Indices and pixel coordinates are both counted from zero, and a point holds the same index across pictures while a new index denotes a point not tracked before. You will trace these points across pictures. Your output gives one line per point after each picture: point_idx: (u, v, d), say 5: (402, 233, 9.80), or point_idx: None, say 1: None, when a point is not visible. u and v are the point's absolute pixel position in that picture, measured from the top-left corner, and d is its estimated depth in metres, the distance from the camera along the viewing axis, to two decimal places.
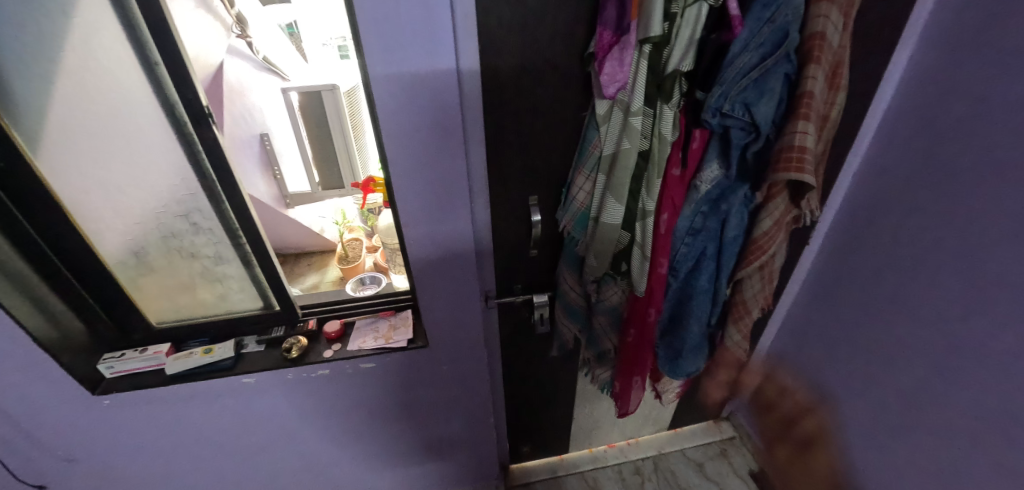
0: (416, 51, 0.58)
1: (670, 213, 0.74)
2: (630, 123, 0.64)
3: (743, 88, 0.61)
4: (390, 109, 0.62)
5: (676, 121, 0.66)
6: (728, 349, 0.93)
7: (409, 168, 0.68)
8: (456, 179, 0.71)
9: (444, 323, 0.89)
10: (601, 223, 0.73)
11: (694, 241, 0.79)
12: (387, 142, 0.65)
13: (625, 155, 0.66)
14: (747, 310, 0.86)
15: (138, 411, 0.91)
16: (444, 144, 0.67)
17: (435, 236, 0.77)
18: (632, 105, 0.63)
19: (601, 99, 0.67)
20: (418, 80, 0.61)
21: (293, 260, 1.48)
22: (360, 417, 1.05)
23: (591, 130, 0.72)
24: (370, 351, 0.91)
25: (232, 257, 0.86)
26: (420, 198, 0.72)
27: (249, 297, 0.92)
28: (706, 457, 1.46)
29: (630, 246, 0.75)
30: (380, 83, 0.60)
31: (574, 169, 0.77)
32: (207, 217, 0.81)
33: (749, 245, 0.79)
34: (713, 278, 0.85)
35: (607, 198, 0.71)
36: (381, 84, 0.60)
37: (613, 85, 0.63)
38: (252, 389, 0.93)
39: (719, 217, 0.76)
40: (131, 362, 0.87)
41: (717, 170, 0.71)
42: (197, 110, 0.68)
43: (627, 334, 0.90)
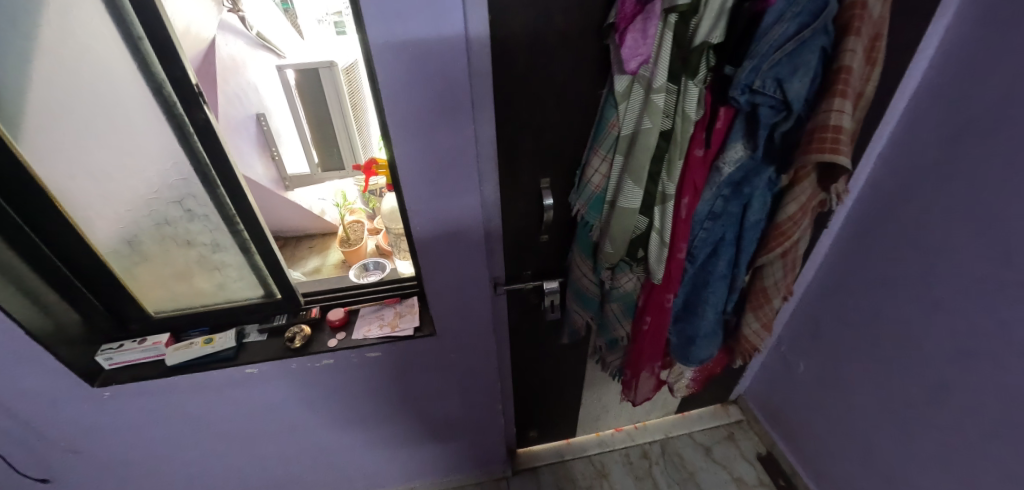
0: (418, 22, 0.54)
1: (692, 197, 0.69)
2: (651, 101, 0.59)
3: (776, 61, 0.56)
4: (391, 88, 0.58)
5: (702, 98, 0.61)
6: (746, 338, 0.90)
7: (412, 150, 0.64)
8: (463, 161, 0.67)
9: (450, 311, 0.87)
10: (618, 208, 0.69)
11: (713, 226, 0.75)
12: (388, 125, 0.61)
13: (646, 135, 0.61)
14: (767, 299, 0.83)
15: (138, 402, 0.89)
16: (448, 124, 0.63)
17: (440, 222, 0.73)
18: (653, 82, 0.58)
19: (620, 75, 0.62)
20: (419, 56, 0.56)
21: (293, 243, 1.44)
22: (366, 405, 1.04)
23: (609, 107, 0.67)
24: (375, 340, 0.89)
25: (230, 244, 0.83)
26: (426, 182, 0.68)
27: (249, 284, 0.89)
28: (714, 441, 1.46)
29: (648, 231, 0.72)
30: (381, 59, 0.55)
31: (590, 149, 0.72)
32: (201, 204, 0.77)
33: (771, 230, 0.76)
34: (731, 264, 0.81)
35: (625, 181, 0.67)
36: (381, 60, 0.56)
37: (635, 60, 0.58)
38: (254, 380, 0.91)
39: (741, 201, 0.72)
40: (130, 353, 0.85)
41: (742, 151, 0.66)
42: (186, 89, 0.63)
43: (641, 320, 0.87)
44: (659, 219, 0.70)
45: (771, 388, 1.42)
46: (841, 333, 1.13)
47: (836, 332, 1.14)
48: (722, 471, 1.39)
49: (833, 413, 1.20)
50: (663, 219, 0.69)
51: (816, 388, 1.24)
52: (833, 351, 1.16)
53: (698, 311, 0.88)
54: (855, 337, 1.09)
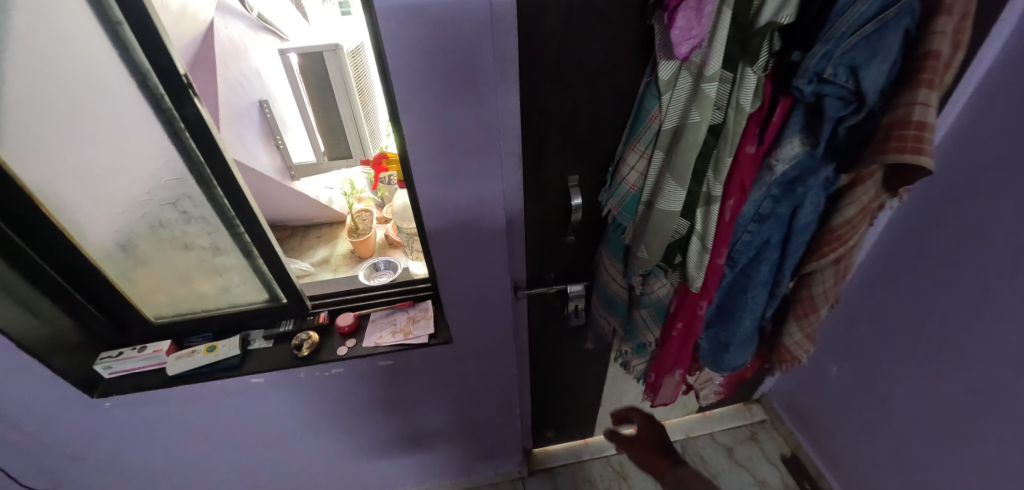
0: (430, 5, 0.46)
1: (740, 198, 0.62)
2: (700, 91, 0.52)
3: (854, 45, 0.47)
4: (401, 81, 0.51)
5: (761, 88, 0.53)
6: (786, 347, 0.83)
7: (425, 150, 0.58)
8: (481, 161, 0.61)
9: (466, 316, 0.82)
10: (656, 210, 0.62)
11: (759, 229, 0.68)
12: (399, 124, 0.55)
13: (693, 130, 0.54)
14: (814, 308, 0.75)
15: (142, 411, 0.86)
16: (466, 121, 0.56)
17: (456, 226, 0.68)
18: (705, 70, 0.50)
19: (666, 61, 0.54)
20: (432, 44, 0.49)
21: (302, 232, 1.41)
22: (378, 410, 1.00)
23: (650, 97, 0.59)
24: (387, 348, 0.84)
25: (231, 247, 0.78)
26: (441, 183, 0.62)
27: (252, 288, 0.84)
28: (736, 442, 1.41)
29: (689, 235, 0.65)
30: (391, 48, 0.49)
31: (625, 144, 0.65)
32: (198, 205, 0.71)
33: (823, 234, 0.68)
34: (775, 269, 0.74)
35: (665, 180, 0.60)
36: (391, 50, 0.49)
37: (687, 44, 0.49)
38: (262, 387, 0.88)
39: (793, 202, 0.64)
40: (129, 362, 0.82)
41: (799, 147, 0.58)
42: (173, 81, 0.56)
43: (673, 327, 0.81)
44: (701, 222, 0.63)
45: (799, 389, 1.36)
46: (879, 337, 1.05)
47: (872, 336, 1.06)
48: (745, 474, 1.34)
49: (866, 420, 1.14)
50: (707, 223, 0.62)
51: (849, 392, 1.17)
52: (869, 356, 1.09)
53: (735, 317, 0.82)
54: (893, 342, 1.02)
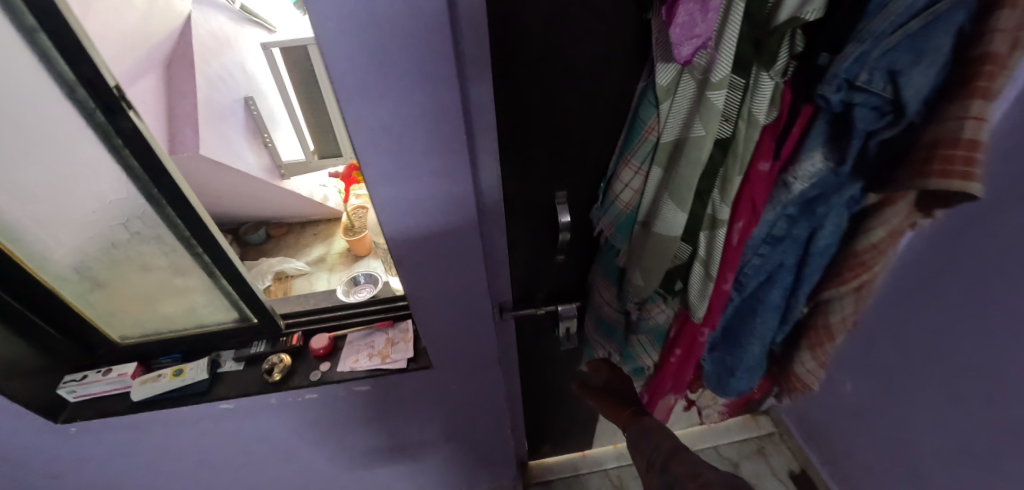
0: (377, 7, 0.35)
1: (750, 220, 0.54)
2: (706, 102, 0.43)
3: (894, 46, 0.38)
4: (347, 96, 0.41)
5: (779, 96, 0.45)
6: (797, 374, 0.75)
7: (384, 172, 0.49)
8: (450, 186, 0.52)
9: (445, 343, 0.75)
10: (653, 233, 0.55)
11: (772, 251, 0.60)
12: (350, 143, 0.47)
13: (697, 145, 0.46)
14: (829, 337, 0.67)
15: (111, 435, 0.82)
16: (431, 144, 0.47)
17: (425, 254, 0.59)
18: (711, 75, 0.42)
19: (665, 64, 0.45)
20: (381, 55, 0.39)
21: (299, 228, 1.40)
22: (360, 433, 0.95)
23: (647, 106, 0.50)
24: (364, 373, 0.78)
25: (192, 267, 0.72)
26: (407, 209, 0.53)
27: (220, 309, 0.79)
28: (742, 456, 1.35)
29: (690, 261, 0.58)
30: (331, 58, 0.38)
31: (619, 157, 0.57)
32: (150, 225, 0.66)
33: (844, 258, 0.60)
34: (789, 292, 0.67)
35: (664, 201, 0.52)
36: (332, 62, 0.39)
37: (691, 44, 0.40)
38: (233, 413, 0.82)
39: (812, 223, 0.56)
40: (94, 386, 0.77)
41: (822, 164, 0.49)
42: (104, 93, 0.51)
43: (672, 353, 0.74)
44: (704, 247, 0.55)
45: (810, 403, 1.28)
46: (895, 356, 0.97)
47: (891, 352, 0.98)
48: None
49: (882, 442, 1.06)
50: (711, 249, 0.54)
51: (864, 412, 1.09)
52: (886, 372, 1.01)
53: (742, 342, 0.75)
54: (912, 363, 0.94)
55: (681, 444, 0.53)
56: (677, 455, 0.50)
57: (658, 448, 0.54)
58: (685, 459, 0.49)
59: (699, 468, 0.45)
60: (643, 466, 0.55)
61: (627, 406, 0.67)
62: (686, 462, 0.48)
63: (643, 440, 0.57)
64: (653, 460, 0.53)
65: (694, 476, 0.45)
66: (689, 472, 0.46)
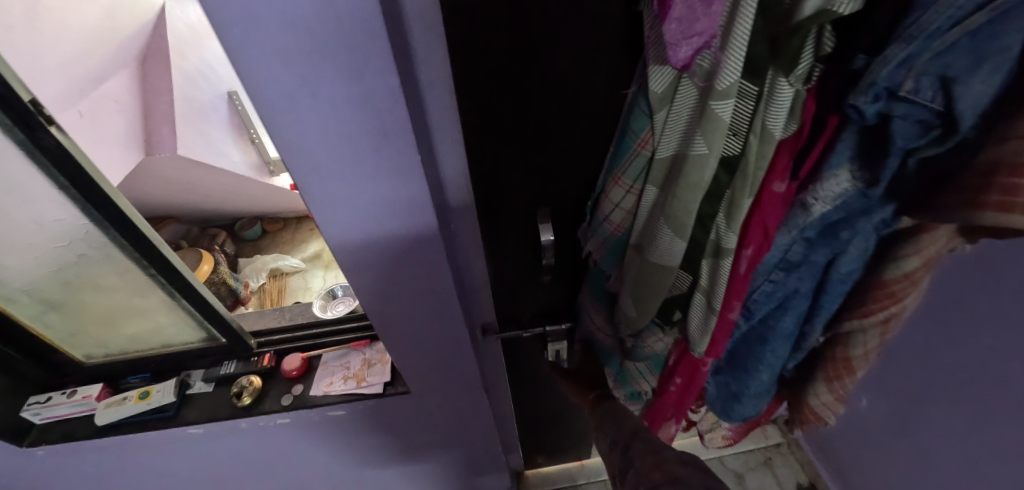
0: (290, 10, 0.27)
1: (762, 247, 0.47)
2: (709, 115, 0.36)
3: (947, 46, 0.29)
4: (270, 117, 0.34)
5: (800, 106, 0.37)
6: (810, 407, 0.69)
7: (325, 201, 0.41)
8: (409, 215, 0.44)
9: (421, 371, 0.68)
10: (648, 261, 0.48)
11: (786, 278, 0.54)
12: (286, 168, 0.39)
13: (698, 166, 0.38)
14: (849, 371, 0.61)
15: (77, 460, 0.78)
16: (380, 170, 0.39)
17: (388, 283, 0.52)
18: (716, 83, 0.34)
19: (660, 67, 0.37)
20: (303, 66, 0.31)
21: (294, 224, 1.54)
22: (340, 456, 0.89)
23: (638, 115, 0.42)
24: (338, 397, 0.72)
25: (150, 288, 0.67)
26: (362, 238, 0.46)
27: (186, 328, 0.74)
28: (747, 467, 1.29)
29: (691, 290, 0.51)
30: (243, 74, 0.31)
31: (607, 174, 0.49)
32: (96, 246, 0.60)
33: (870, 286, 0.54)
34: (804, 319, 0.60)
35: (659, 226, 0.45)
36: (246, 77, 0.31)
37: (691, 44, 0.32)
38: (203, 438, 0.77)
39: (833, 249, 0.49)
40: (59, 407, 0.72)
41: (848, 184, 0.42)
42: (16, 104, 0.44)
43: (671, 382, 0.66)
44: (706, 277, 0.48)
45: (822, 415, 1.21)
46: (912, 383, 0.87)
47: (900, 376, 0.88)
48: None
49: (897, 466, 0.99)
50: (714, 280, 0.47)
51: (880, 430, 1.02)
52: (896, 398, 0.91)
53: (750, 369, 0.68)
54: (925, 392, 0.84)
55: (642, 426, 0.51)
56: (638, 433, 0.49)
57: (621, 427, 0.52)
58: (645, 439, 0.47)
59: (658, 447, 0.44)
60: (604, 449, 0.52)
61: (590, 390, 0.64)
62: (648, 443, 0.46)
63: (604, 421, 0.55)
64: (614, 440, 0.51)
65: (652, 452, 0.44)
66: (648, 449, 0.44)
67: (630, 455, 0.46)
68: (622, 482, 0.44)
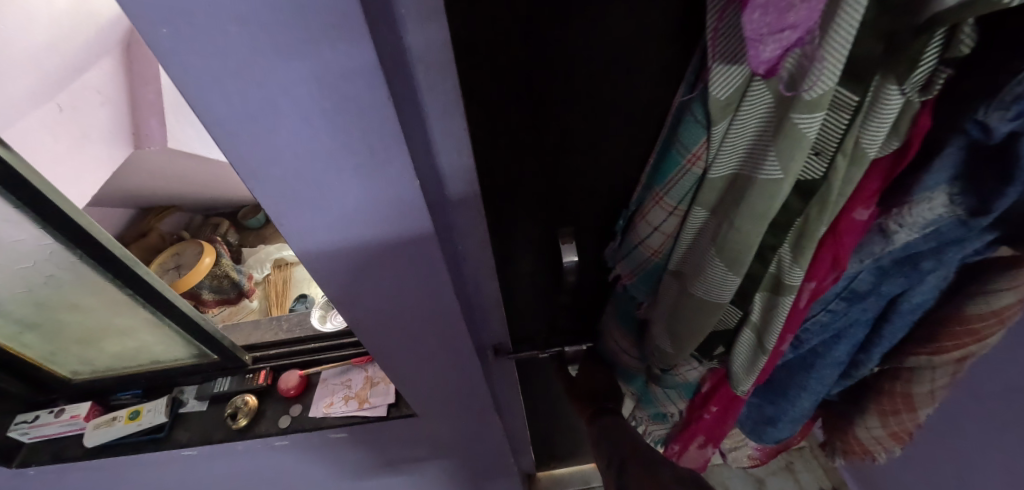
0: (233, 2, 0.20)
1: (828, 281, 0.39)
2: (789, 133, 0.28)
3: None
4: (226, 136, 0.27)
5: (909, 120, 0.29)
6: (858, 438, 0.64)
7: (305, 231, 0.35)
8: (408, 245, 0.37)
9: (429, 395, 0.62)
10: (692, 295, 0.40)
11: (848, 307, 0.46)
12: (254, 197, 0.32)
13: (766, 192, 0.31)
14: (911, 408, 0.55)
15: (71, 479, 0.74)
16: (372, 196, 0.32)
17: (384, 315, 0.46)
18: (801, 94, 0.26)
19: (726, 67, 0.28)
20: (262, 76, 0.24)
21: None
22: (343, 475, 0.84)
23: (692, 126, 0.34)
24: (339, 420, 0.67)
25: (132, 305, 0.63)
26: (354, 269, 0.39)
27: (175, 344, 0.70)
28: (768, 472, 1.24)
29: (739, 328, 0.44)
30: (186, 90, 0.24)
31: (645, 189, 0.42)
32: (63, 266, 0.57)
33: (944, 317, 0.46)
34: (860, 347, 0.53)
35: (709, 257, 0.37)
36: (190, 92, 0.24)
37: (781, 39, 0.24)
38: (199, 460, 0.72)
39: (909, 279, 0.42)
40: (46, 428, 0.68)
41: (944, 211, 0.34)
42: None
43: (705, 410, 0.59)
44: (759, 313, 0.41)
45: None
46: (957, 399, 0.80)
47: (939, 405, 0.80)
48: None
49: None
50: (767, 319, 0.40)
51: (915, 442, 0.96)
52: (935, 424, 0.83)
53: (790, 395, 0.61)
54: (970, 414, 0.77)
55: (644, 444, 0.45)
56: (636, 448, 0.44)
57: (618, 445, 0.46)
58: (644, 458, 0.41)
59: (656, 466, 0.38)
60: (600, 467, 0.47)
61: (589, 404, 0.59)
62: (647, 461, 0.40)
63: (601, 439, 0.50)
64: (610, 458, 0.45)
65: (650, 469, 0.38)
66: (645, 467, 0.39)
67: (625, 475, 0.40)
68: None
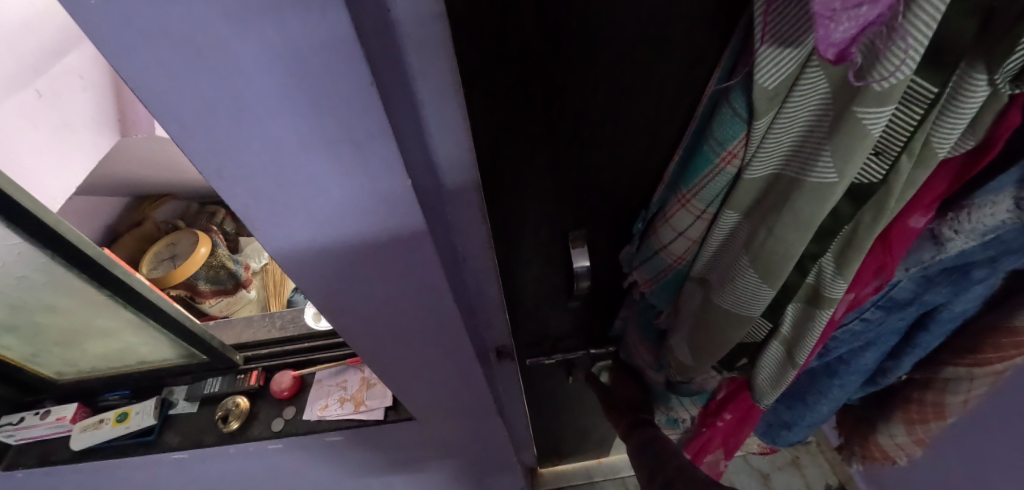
0: None
1: (867, 291, 0.37)
2: (848, 132, 0.24)
3: None
4: (182, 129, 0.23)
5: (991, 119, 0.25)
6: (879, 445, 0.60)
7: (286, 236, 0.31)
8: (402, 248, 0.34)
9: (429, 401, 0.59)
10: (720, 307, 0.39)
11: (882, 316, 0.43)
12: (229, 202, 0.28)
13: (812, 201, 0.28)
14: (940, 417, 0.51)
15: (60, 481, 0.72)
16: (361, 197, 0.28)
17: (375, 324, 0.43)
18: (869, 84, 0.22)
19: (780, 51, 0.24)
20: (216, 58, 0.20)
21: None
22: (341, 476, 0.82)
23: (728, 121, 0.30)
24: (334, 424, 0.64)
25: (116, 306, 0.60)
26: (341, 274, 0.36)
27: (162, 345, 0.67)
28: (774, 467, 1.22)
29: (766, 341, 0.42)
30: (141, 90, 0.21)
31: (669, 190, 0.38)
32: (38, 268, 0.54)
33: (985, 328, 0.42)
34: (888, 355, 0.49)
35: (740, 268, 0.35)
36: (147, 93, 0.21)
37: (857, 17, 0.19)
38: (191, 463, 0.70)
39: (956, 288, 0.38)
40: (31, 430, 0.66)
41: (1007, 217, 0.30)
42: None
43: (718, 418, 0.58)
44: (790, 325, 0.39)
45: None
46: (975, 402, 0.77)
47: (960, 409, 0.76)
48: None
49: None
50: (801, 331, 0.38)
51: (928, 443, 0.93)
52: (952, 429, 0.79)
53: (809, 402, 0.58)
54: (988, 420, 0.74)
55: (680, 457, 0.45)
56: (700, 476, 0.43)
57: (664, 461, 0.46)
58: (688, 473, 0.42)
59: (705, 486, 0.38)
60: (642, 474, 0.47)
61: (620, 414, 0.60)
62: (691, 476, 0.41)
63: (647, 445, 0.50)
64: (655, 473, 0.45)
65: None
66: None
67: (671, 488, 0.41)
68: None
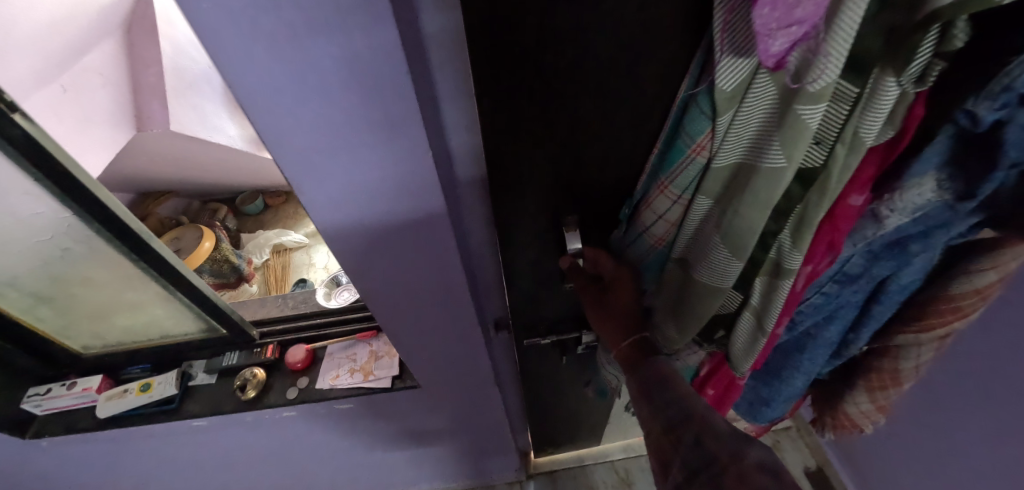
0: None
1: (824, 263, 0.42)
2: (793, 124, 0.29)
3: None
4: (255, 112, 0.28)
5: (903, 112, 0.30)
6: (846, 413, 0.66)
7: (325, 209, 0.36)
8: (420, 221, 0.39)
9: (434, 371, 0.65)
10: (699, 281, 0.45)
11: (840, 290, 0.49)
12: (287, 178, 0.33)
13: (768, 182, 0.33)
14: (896, 383, 0.57)
15: (85, 448, 0.77)
16: (391, 174, 0.33)
17: (393, 294, 0.48)
18: (805, 86, 0.27)
19: (736, 60, 0.29)
20: (293, 53, 0.24)
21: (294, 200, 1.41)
22: (347, 447, 0.87)
23: (697, 117, 0.36)
24: (344, 391, 0.69)
25: (146, 279, 0.65)
26: (368, 245, 0.41)
27: (185, 319, 0.72)
28: None
29: (738, 310, 0.48)
30: (232, 81, 0.26)
31: (650, 179, 0.44)
32: (82, 241, 0.59)
33: (928, 298, 0.48)
34: (848, 328, 0.55)
35: (715, 245, 0.41)
36: (234, 84, 0.26)
37: (788, 34, 0.25)
38: (210, 430, 0.75)
39: (899, 261, 0.44)
40: (59, 400, 0.70)
41: (932, 195, 0.36)
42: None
43: (703, 393, 0.63)
44: (759, 295, 0.44)
45: None
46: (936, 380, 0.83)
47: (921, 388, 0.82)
48: None
49: (910, 471, 0.94)
50: (767, 302, 0.43)
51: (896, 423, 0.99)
52: (913, 403, 0.85)
53: (784, 376, 0.64)
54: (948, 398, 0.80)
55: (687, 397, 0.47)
56: (704, 424, 0.44)
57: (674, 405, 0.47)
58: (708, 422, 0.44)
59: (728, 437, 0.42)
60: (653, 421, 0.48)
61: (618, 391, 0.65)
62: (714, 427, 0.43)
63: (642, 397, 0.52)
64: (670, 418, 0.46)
65: (736, 460, 0.40)
66: (730, 451, 0.41)
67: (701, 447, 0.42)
68: (677, 449, 0.44)
